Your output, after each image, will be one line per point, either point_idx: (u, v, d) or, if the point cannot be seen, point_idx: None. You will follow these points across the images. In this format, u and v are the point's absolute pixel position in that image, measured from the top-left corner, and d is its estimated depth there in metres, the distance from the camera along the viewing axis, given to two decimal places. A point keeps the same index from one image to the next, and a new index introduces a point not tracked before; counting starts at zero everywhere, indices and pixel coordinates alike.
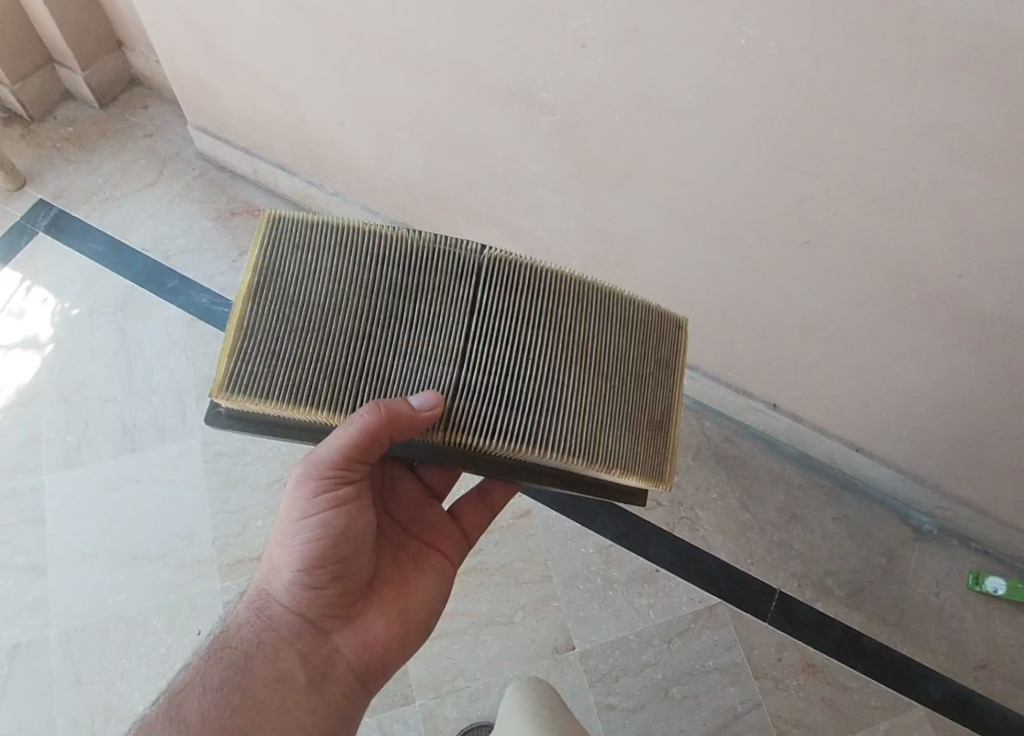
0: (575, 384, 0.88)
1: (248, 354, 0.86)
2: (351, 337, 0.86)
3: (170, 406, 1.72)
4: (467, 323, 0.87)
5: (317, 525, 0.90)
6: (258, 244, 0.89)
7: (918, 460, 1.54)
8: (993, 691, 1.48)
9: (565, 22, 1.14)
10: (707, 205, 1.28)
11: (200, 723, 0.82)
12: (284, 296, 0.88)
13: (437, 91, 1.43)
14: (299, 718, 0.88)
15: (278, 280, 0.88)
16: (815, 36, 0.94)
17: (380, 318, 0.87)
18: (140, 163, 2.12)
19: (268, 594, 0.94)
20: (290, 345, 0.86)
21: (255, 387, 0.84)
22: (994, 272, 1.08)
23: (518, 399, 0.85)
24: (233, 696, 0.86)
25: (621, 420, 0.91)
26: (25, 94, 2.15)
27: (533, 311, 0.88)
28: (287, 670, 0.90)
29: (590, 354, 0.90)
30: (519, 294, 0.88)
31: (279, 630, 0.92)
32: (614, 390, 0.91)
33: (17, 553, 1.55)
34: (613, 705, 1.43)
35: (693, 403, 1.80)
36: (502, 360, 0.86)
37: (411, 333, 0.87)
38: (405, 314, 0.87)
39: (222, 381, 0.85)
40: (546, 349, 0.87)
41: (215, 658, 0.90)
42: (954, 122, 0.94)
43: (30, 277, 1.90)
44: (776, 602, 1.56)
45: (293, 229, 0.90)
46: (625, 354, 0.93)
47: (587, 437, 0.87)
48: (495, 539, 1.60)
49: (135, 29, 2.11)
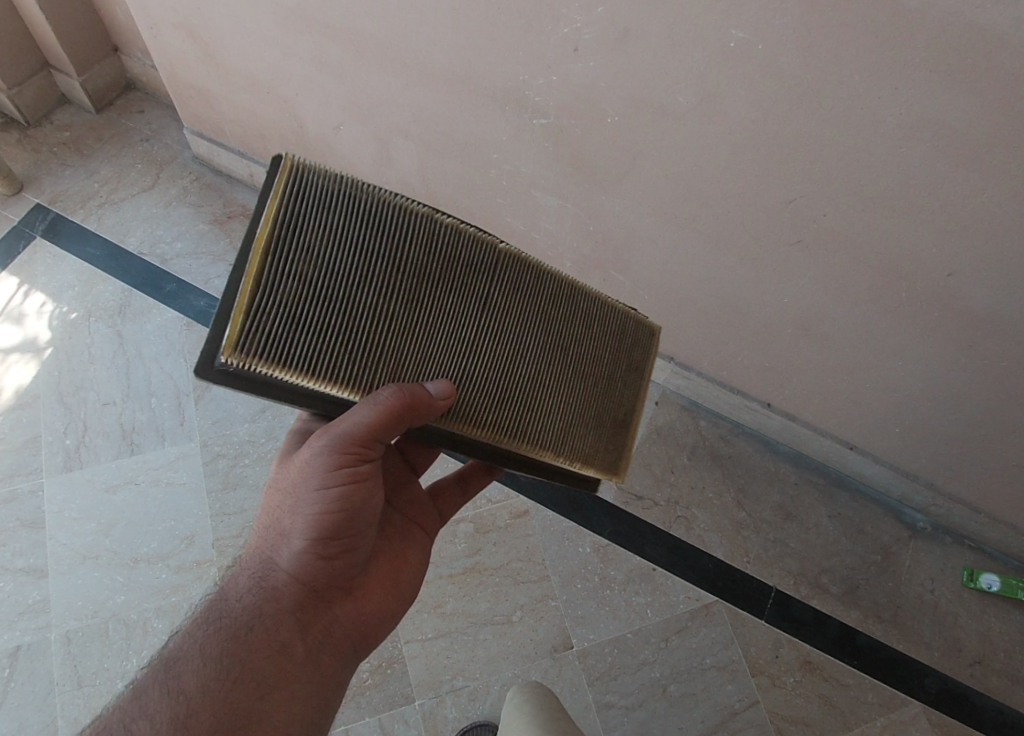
0: (557, 380, 0.89)
1: (268, 319, 0.70)
2: (376, 316, 0.76)
3: (168, 410, 1.73)
4: (483, 319, 0.82)
5: (337, 497, 0.87)
6: (276, 192, 0.71)
7: (911, 458, 1.56)
8: (988, 687, 1.49)
9: (559, 26, 1.15)
10: (702, 207, 1.29)
11: (199, 697, 0.81)
12: (306, 257, 0.72)
13: (434, 95, 1.44)
14: (297, 689, 0.87)
15: (301, 236, 0.72)
16: (805, 38, 0.96)
17: (405, 297, 0.77)
18: (137, 168, 2.13)
19: (271, 562, 0.91)
20: (317, 315, 0.73)
21: (275, 355, 0.71)
22: (985, 270, 1.10)
23: (505, 395, 0.86)
24: (234, 666, 0.85)
25: (589, 419, 0.94)
26: (22, 100, 2.15)
27: (538, 311, 0.86)
28: (286, 641, 0.89)
29: (576, 358, 0.90)
30: (529, 293, 0.85)
31: (281, 600, 0.89)
32: (589, 390, 0.93)
33: (16, 556, 1.55)
34: (610, 704, 1.44)
35: (689, 403, 1.81)
36: (500, 353, 0.84)
37: (432, 317, 0.80)
38: (427, 298, 0.79)
39: (236, 341, 0.69)
40: (540, 350, 0.87)
41: (213, 628, 0.87)
42: (941, 121, 0.95)
43: (27, 281, 1.91)
44: (772, 600, 1.57)
45: (321, 182, 0.73)
46: (605, 359, 0.94)
47: (554, 432, 0.90)
48: (493, 538, 1.61)
49: (132, 34, 2.12)
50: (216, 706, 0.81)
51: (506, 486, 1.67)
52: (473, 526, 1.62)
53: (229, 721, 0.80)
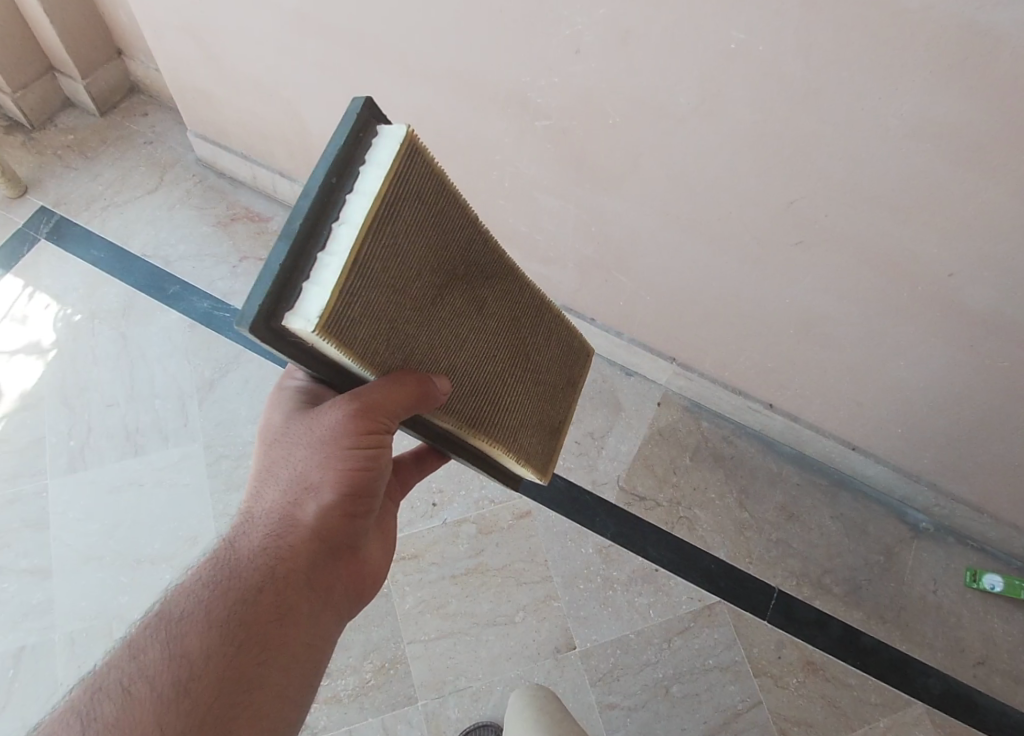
0: (517, 375, 0.88)
1: (354, 302, 0.60)
2: (420, 305, 0.70)
3: (172, 411, 1.73)
4: (485, 324, 0.82)
5: (365, 457, 0.79)
6: (391, 167, 0.62)
7: (913, 458, 1.55)
8: (990, 687, 1.49)
9: (560, 28, 1.15)
10: (703, 209, 1.29)
11: (203, 660, 0.68)
12: (395, 240, 0.64)
13: (436, 98, 1.44)
14: (301, 657, 0.76)
15: (393, 218, 0.63)
16: (806, 38, 0.96)
17: (439, 289, 0.72)
18: (140, 171, 2.14)
19: (288, 513, 0.78)
20: (385, 301, 0.64)
21: (348, 335, 0.61)
22: (985, 270, 1.10)
23: (488, 393, 0.84)
24: (241, 631, 0.71)
25: (536, 419, 0.93)
26: (26, 104, 2.16)
27: (514, 314, 0.87)
28: (296, 604, 0.76)
29: (537, 367, 0.92)
30: (512, 297, 0.86)
31: (297, 558, 0.77)
32: (544, 397, 0.95)
33: (21, 557, 1.56)
34: (613, 704, 1.44)
35: (690, 403, 1.81)
36: (483, 347, 0.82)
37: (451, 308, 0.75)
38: (451, 289, 0.75)
39: (329, 314, 0.57)
40: (514, 356, 0.87)
41: (221, 585, 0.73)
42: (942, 121, 0.96)
43: (31, 283, 1.91)
44: (774, 601, 1.57)
45: (424, 167, 0.65)
46: (551, 365, 0.96)
47: (511, 427, 0.88)
48: (495, 539, 1.61)
49: (136, 38, 2.13)
50: (221, 673, 0.69)
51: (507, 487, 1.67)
52: (475, 527, 1.62)
53: (232, 691, 0.69)
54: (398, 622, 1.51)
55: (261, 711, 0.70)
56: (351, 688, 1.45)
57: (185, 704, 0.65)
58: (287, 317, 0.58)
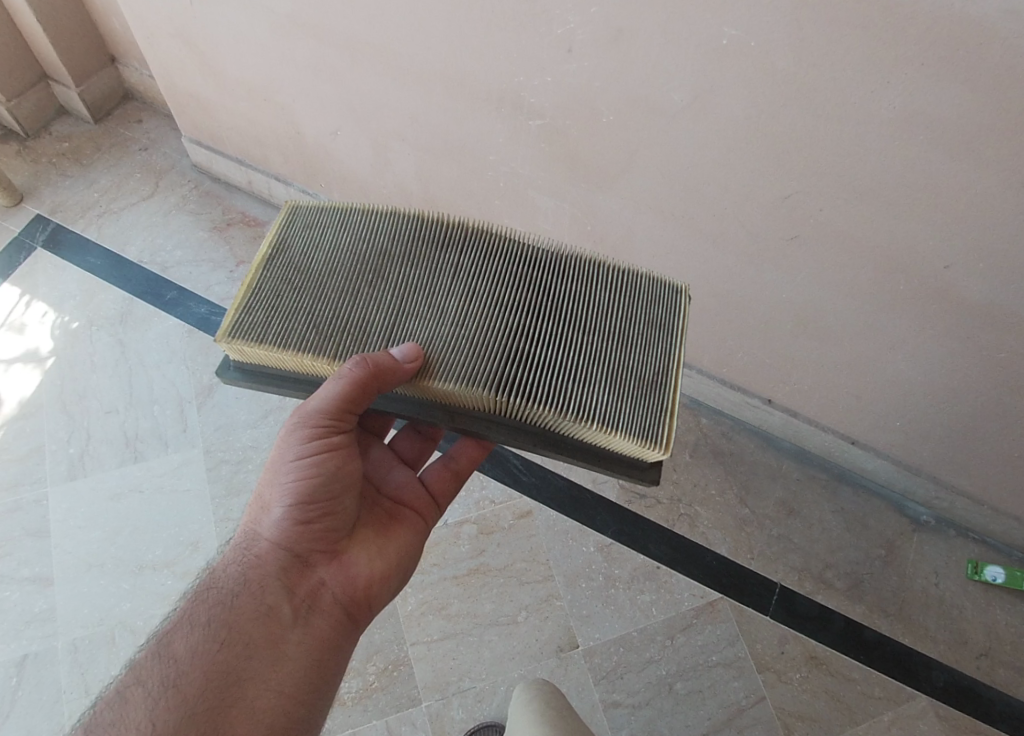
0: (540, 332, 0.92)
1: (255, 307, 0.95)
2: (343, 290, 0.96)
3: (171, 417, 1.73)
4: (468, 289, 0.96)
5: (308, 466, 0.91)
6: (277, 226, 1.02)
7: (912, 451, 1.56)
8: (994, 680, 1.49)
9: (553, 27, 1.16)
10: (697, 206, 1.30)
11: (190, 660, 0.82)
12: (294, 263, 0.98)
13: (430, 100, 1.45)
14: (287, 650, 0.86)
15: (285, 254, 0.99)
16: (797, 33, 0.97)
17: (374, 277, 0.97)
18: (136, 177, 2.14)
19: (255, 532, 0.92)
20: (292, 299, 0.96)
21: (255, 333, 0.93)
22: (981, 261, 1.10)
23: (508, 353, 0.91)
24: (222, 632, 0.85)
25: (597, 373, 0.91)
26: (21, 112, 2.16)
27: (515, 273, 0.96)
28: (273, 606, 0.88)
29: (574, 320, 0.94)
30: (505, 262, 0.97)
31: (265, 566, 0.90)
32: (594, 347, 0.93)
33: (22, 565, 1.56)
34: (617, 702, 1.44)
35: (689, 400, 1.82)
36: (477, 312, 0.94)
37: (400, 292, 0.97)
38: (397, 278, 0.97)
39: (227, 328, 0.94)
40: (531, 313, 0.94)
41: (200, 598, 0.87)
42: (935, 113, 0.96)
43: (29, 291, 1.91)
44: (776, 595, 1.57)
45: (308, 212, 1.03)
46: (608, 315, 0.95)
47: (551, 386, 0.89)
48: (496, 539, 1.62)
49: (130, 45, 2.13)
50: (205, 670, 0.81)
51: (509, 488, 1.68)
52: (476, 527, 1.63)
53: (220, 684, 0.81)
54: (402, 624, 1.51)
55: (250, 700, 0.81)
56: (354, 690, 1.44)
57: (176, 696, 0.78)
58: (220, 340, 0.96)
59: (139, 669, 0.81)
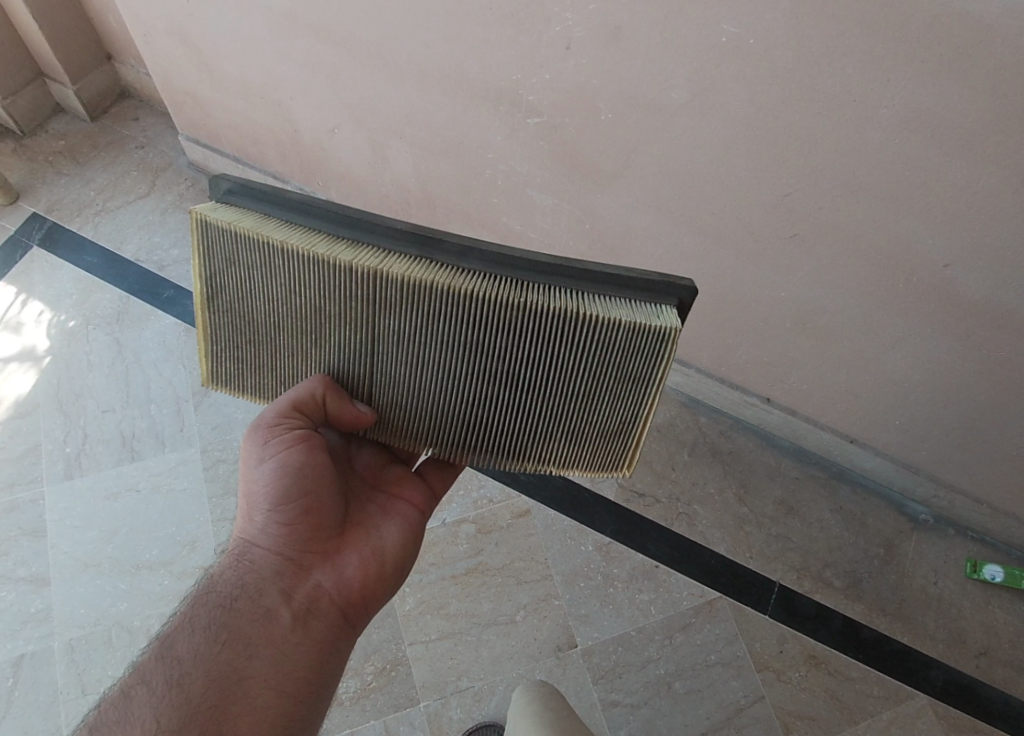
0: (497, 396, 0.87)
1: (225, 357, 1.00)
2: (295, 346, 0.94)
3: (168, 416, 1.73)
4: (416, 349, 0.86)
5: (283, 469, 0.90)
6: (201, 252, 0.90)
7: (911, 450, 1.55)
8: (993, 679, 1.48)
9: (551, 25, 1.15)
10: (697, 204, 1.29)
11: (191, 661, 0.81)
12: (236, 308, 0.94)
13: (427, 97, 1.44)
14: (286, 651, 0.86)
15: (224, 296, 0.94)
16: (796, 31, 0.96)
17: (316, 331, 0.90)
18: (132, 176, 2.13)
19: (246, 537, 0.92)
20: (250, 352, 0.98)
21: (232, 381, 1.02)
22: (980, 259, 1.10)
23: (463, 415, 0.90)
24: (222, 633, 0.84)
25: (558, 428, 0.89)
26: (16, 110, 2.15)
27: (464, 335, 0.82)
28: (270, 608, 0.88)
29: (534, 382, 0.85)
30: (450, 322, 0.82)
31: (260, 571, 0.90)
32: (556, 407, 0.87)
33: (18, 565, 1.55)
34: (616, 701, 1.43)
35: (687, 399, 1.82)
36: (430, 376, 0.88)
37: (347, 346, 0.90)
38: (339, 335, 0.90)
39: (208, 375, 1.02)
40: (486, 376, 0.85)
41: (198, 601, 0.87)
42: (936, 111, 0.95)
43: (25, 290, 1.90)
44: (775, 594, 1.56)
45: (217, 232, 0.87)
46: (573, 374, 0.84)
47: (510, 442, 0.91)
48: (494, 539, 1.61)
49: (126, 43, 2.12)
50: (206, 671, 0.81)
51: (507, 487, 1.68)
52: (474, 527, 1.63)
53: (222, 684, 0.80)
54: (400, 624, 1.51)
55: (251, 700, 0.81)
56: (352, 691, 1.44)
57: (178, 695, 0.78)
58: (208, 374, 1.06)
59: (140, 670, 0.81)
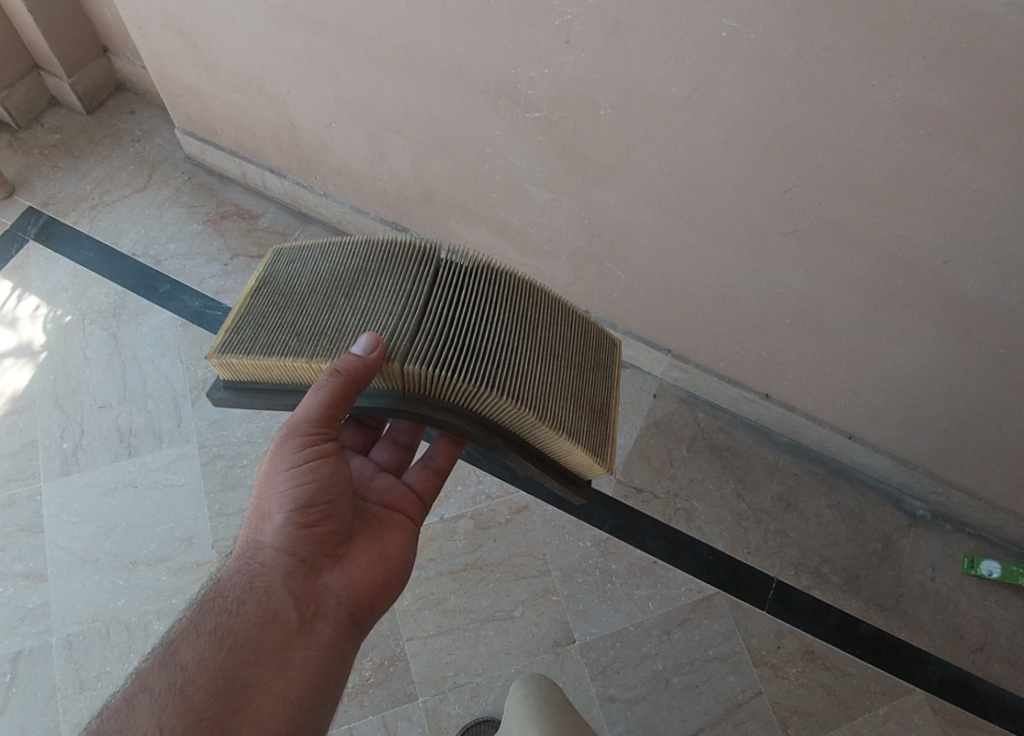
0: (517, 344, 0.97)
1: (242, 328, 1.01)
2: (323, 308, 1.00)
3: (165, 412, 1.72)
4: (449, 294, 0.97)
5: (304, 471, 0.90)
6: (267, 262, 1.10)
7: (910, 446, 1.55)
8: (990, 674, 1.49)
9: (550, 18, 1.14)
10: (695, 199, 1.29)
11: (197, 667, 0.81)
12: (280, 288, 1.05)
13: (425, 91, 1.43)
14: (292, 657, 0.86)
15: (272, 282, 1.06)
16: (797, 26, 0.95)
17: (352, 292, 1.01)
18: (129, 169, 2.12)
19: (258, 540, 0.91)
20: (276, 318, 1.01)
21: (241, 346, 0.99)
22: (981, 256, 1.09)
23: (487, 353, 0.94)
24: (228, 638, 0.84)
25: (561, 390, 0.99)
26: (12, 104, 2.14)
27: (491, 286, 1.00)
28: (280, 612, 0.87)
29: (542, 341, 1.01)
30: (483, 276, 1.01)
31: (270, 573, 0.89)
32: (557, 369, 1.01)
33: (16, 561, 1.55)
34: (613, 697, 1.44)
35: (687, 394, 1.81)
36: (459, 318, 0.95)
37: (377, 300, 0.98)
38: (373, 294, 1.00)
39: (217, 345, 1.00)
40: (509, 324, 0.98)
41: (207, 606, 0.86)
42: (938, 108, 0.95)
43: (21, 285, 1.89)
44: (773, 591, 1.56)
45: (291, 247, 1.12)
46: (565, 346, 1.05)
47: (527, 390, 0.93)
48: (493, 534, 1.61)
49: (122, 35, 2.11)
50: (212, 676, 0.80)
51: (505, 483, 1.68)
52: (473, 522, 1.63)
53: (226, 689, 0.80)
54: (398, 619, 1.51)
55: (257, 707, 0.80)
56: (350, 687, 1.44)
57: (182, 703, 0.77)
58: (208, 358, 1.01)
59: (145, 675, 0.80)
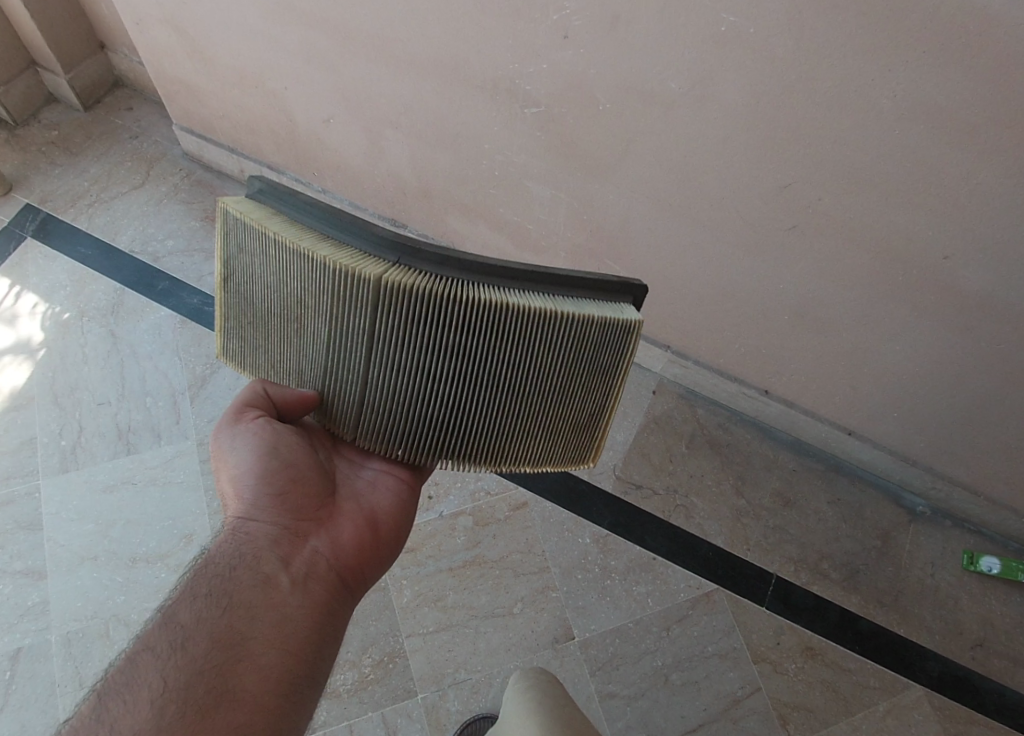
0: (469, 405, 0.85)
1: (232, 335, 1.01)
2: (282, 338, 0.93)
3: (164, 409, 1.72)
4: (386, 353, 0.82)
5: (264, 443, 0.91)
6: (220, 239, 0.93)
7: (909, 442, 1.55)
8: (990, 670, 1.49)
9: (548, 13, 1.14)
10: (694, 195, 1.28)
11: (196, 625, 0.78)
12: (243, 294, 0.94)
13: (423, 87, 1.42)
14: (287, 613, 0.84)
15: (234, 281, 0.94)
16: (796, 19, 0.95)
17: (297, 325, 0.89)
18: (127, 166, 2.11)
19: (239, 513, 0.91)
20: (252, 335, 0.98)
21: (238, 359, 1.03)
22: (982, 252, 1.09)
23: (434, 420, 0.86)
24: (224, 598, 0.82)
25: (532, 428, 0.90)
26: (9, 101, 2.13)
27: (435, 336, 0.79)
28: (270, 575, 0.86)
29: (508, 387, 0.84)
30: (423, 324, 0.79)
31: (257, 541, 0.89)
32: (527, 412, 0.88)
33: (14, 559, 1.54)
34: (613, 693, 1.44)
35: (686, 391, 1.81)
36: (401, 383, 0.84)
37: (320, 345, 0.87)
38: (314, 334, 0.87)
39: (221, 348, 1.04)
40: (462, 379, 0.82)
41: (200, 570, 0.84)
42: (939, 103, 0.94)
43: (19, 282, 1.89)
44: (773, 586, 1.56)
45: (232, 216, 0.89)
46: (547, 377, 0.86)
47: (481, 444, 0.89)
48: (493, 530, 1.61)
49: (119, 31, 2.10)
50: (211, 632, 0.79)
51: (505, 479, 1.68)
52: (472, 519, 1.62)
53: (225, 643, 0.78)
54: (397, 616, 1.51)
55: (257, 657, 0.79)
56: (350, 683, 1.44)
57: (184, 657, 0.76)
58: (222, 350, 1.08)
59: (145, 635, 0.78)
